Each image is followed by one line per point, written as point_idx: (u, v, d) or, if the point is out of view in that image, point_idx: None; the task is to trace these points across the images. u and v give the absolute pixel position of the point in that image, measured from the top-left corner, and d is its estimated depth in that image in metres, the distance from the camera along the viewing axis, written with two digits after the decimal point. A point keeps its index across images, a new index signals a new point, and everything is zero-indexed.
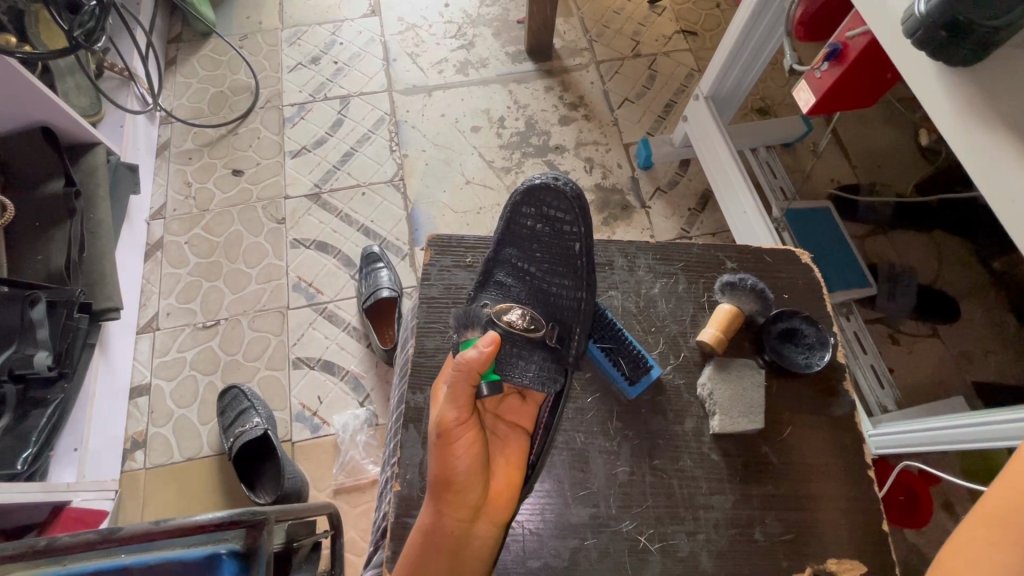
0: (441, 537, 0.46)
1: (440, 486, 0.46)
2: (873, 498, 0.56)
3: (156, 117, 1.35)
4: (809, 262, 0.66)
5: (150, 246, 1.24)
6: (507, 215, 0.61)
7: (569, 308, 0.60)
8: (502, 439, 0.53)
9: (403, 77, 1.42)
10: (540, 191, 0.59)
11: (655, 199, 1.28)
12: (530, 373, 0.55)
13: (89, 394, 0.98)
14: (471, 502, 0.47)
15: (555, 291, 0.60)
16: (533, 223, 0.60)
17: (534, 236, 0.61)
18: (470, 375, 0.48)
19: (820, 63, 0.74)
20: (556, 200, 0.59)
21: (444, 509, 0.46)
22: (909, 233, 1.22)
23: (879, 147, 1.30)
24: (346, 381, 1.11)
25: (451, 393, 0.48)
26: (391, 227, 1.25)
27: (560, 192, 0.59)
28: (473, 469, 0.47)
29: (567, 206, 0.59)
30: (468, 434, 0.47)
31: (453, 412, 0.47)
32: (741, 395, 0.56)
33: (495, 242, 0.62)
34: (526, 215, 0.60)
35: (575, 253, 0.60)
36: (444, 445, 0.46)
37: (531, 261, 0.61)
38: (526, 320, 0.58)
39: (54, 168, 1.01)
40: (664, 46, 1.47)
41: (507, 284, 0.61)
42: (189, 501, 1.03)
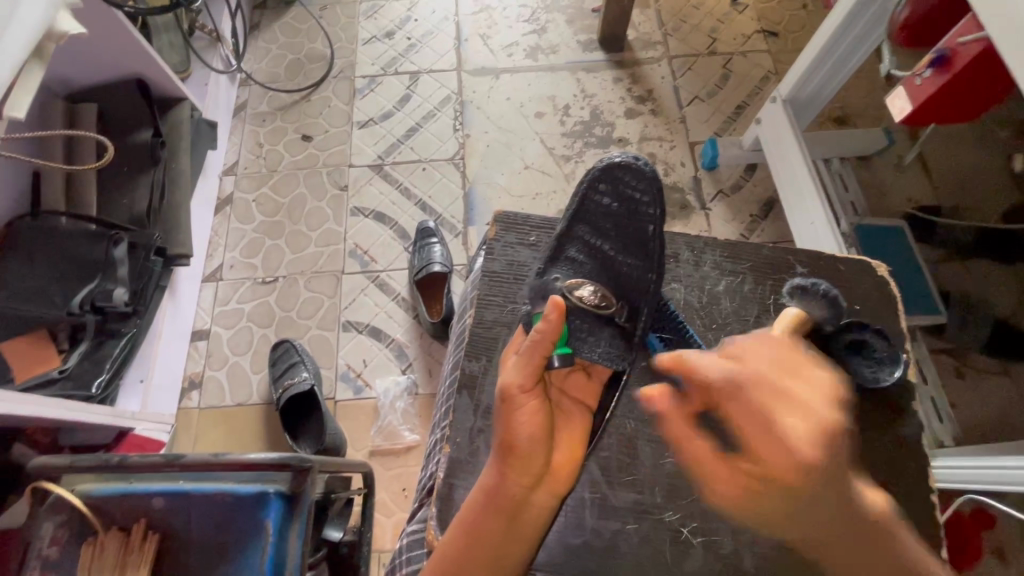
0: (500, 498, 0.47)
1: (505, 448, 0.47)
2: (933, 525, 0.54)
3: (236, 78, 1.42)
4: (885, 275, 0.63)
5: (220, 201, 1.30)
6: (581, 191, 0.61)
7: (639, 288, 0.60)
8: (566, 414, 0.53)
9: (473, 57, 1.43)
10: (619, 170, 0.60)
11: (716, 200, 1.25)
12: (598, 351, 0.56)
13: (157, 333, 1.06)
14: (534, 470, 0.47)
15: (625, 270, 0.60)
16: (607, 200, 0.61)
17: (608, 214, 0.61)
18: (542, 346, 0.49)
19: (922, 69, 0.69)
20: (633, 179, 0.60)
21: (506, 472, 0.47)
22: (990, 262, 1.14)
23: (966, 168, 1.23)
24: (391, 349, 1.14)
25: (524, 360, 0.49)
26: (447, 205, 1.27)
27: (639, 173, 0.60)
28: (538, 439, 0.47)
29: (645, 187, 0.60)
30: (535, 404, 0.48)
31: (525, 379, 0.48)
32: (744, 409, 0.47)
33: (568, 218, 0.61)
34: (599, 193, 0.61)
35: (649, 234, 0.60)
36: (512, 408, 0.47)
37: (604, 239, 0.61)
38: (597, 297, 0.58)
39: (144, 117, 1.07)
40: (743, 45, 1.42)
41: (575, 259, 0.61)
42: (236, 443, 1.09)
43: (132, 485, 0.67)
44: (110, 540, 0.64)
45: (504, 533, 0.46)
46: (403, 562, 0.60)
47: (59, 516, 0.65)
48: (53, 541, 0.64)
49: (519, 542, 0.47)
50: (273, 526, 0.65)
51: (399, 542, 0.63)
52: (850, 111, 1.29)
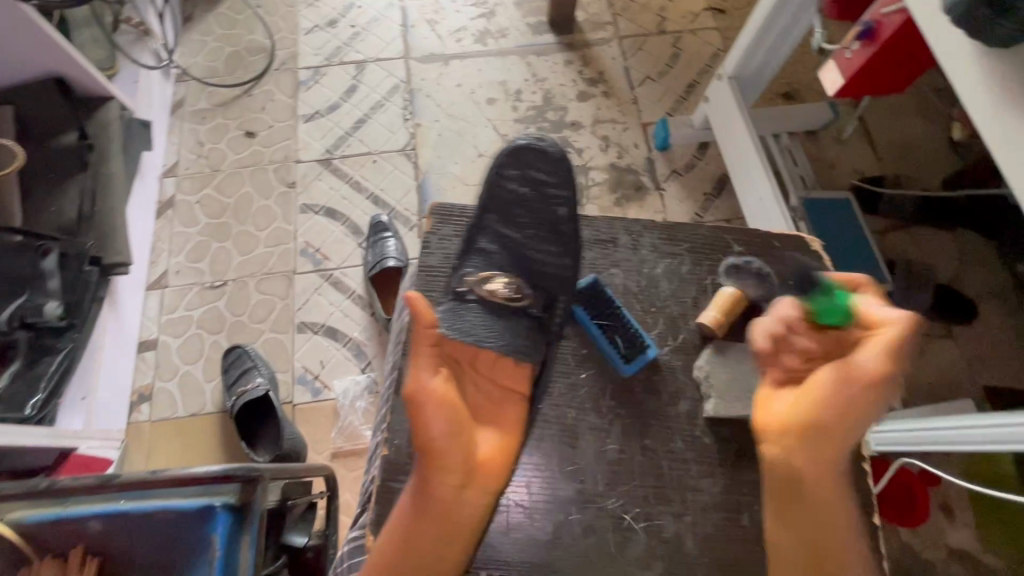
0: (430, 499, 0.49)
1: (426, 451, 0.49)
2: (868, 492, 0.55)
3: (171, 74, 1.35)
4: (818, 250, 0.64)
5: (162, 204, 1.24)
6: (491, 178, 0.60)
7: (555, 276, 0.59)
8: (494, 405, 0.55)
9: (420, 43, 1.39)
10: (526, 153, 0.59)
11: (670, 180, 1.25)
12: (502, 343, 0.56)
13: (98, 346, 1.01)
14: (453, 466, 0.49)
15: (539, 259, 0.60)
16: (517, 186, 0.60)
17: (519, 201, 0.60)
18: (427, 342, 0.51)
19: (851, 42, 0.70)
20: (540, 161, 0.59)
21: (428, 474, 0.49)
22: (932, 230, 1.18)
23: (907, 139, 1.26)
24: (348, 348, 1.12)
25: (426, 355, 0.51)
26: (400, 197, 1.24)
27: (546, 156, 0.59)
28: (449, 434, 0.50)
29: (556, 170, 0.60)
30: (438, 402, 0.50)
31: (431, 378, 0.50)
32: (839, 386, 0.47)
33: (478, 211, 0.60)
34: (509, 180, 0.60)
35: (561, 218, 0.59)
36: (421, 411, 0.49)
37: (515, 229, 0.60)
38: (508, 290, 0.58)
39: (68, 120, 1.01)
40: (691, 23, 1.42)
41: (484, 253, 0.60)
42: (191, 454, 1.05)
43: (66, 510, 0.63)
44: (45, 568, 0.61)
45: (438, 532, 0.49)
46: (348, 570, 0.58)
47: None
48: None
49: (458, 540, 0.49)
50: (221, 539, 0.62)
51: (343, 549, 0.61)
52: (796, 87, 1.31)
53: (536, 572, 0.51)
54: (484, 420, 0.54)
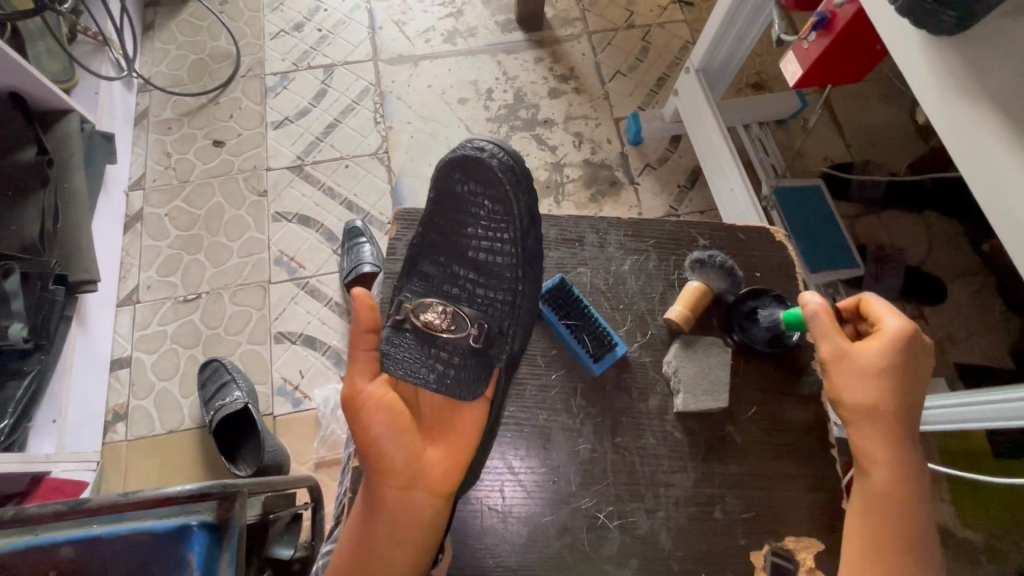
0: (377, 504, 0.48)
1: (368, 456, 0.49)
2: (836, 478, 0.56)
3: (134, 85, 1.32)
4: (784, 240, 0.65)
5: (130, 218, 1.22)
6: (434, 195, 0.57)
7: (500, 304, 0.56)
8: (449, 407, 0.53)
9: (389, 45, 1.38)
10: (467, 167, 0.55)
11: (644, 175, 1.26)
12: (439, 373, 0.54)
13: (67, 366, 0.98)
14: (397, 470, 0.49)
15: (481, 286, 0.57)
16: (463, 206, 0.56)
17: (462, 222, 0.57)
18: (368, 342, 0.52)
19: (808, 32, 0.71)
20: (482, 177, 0.55)
21: (374, 479, 0.49)
22: (900, 213, 1.20)
23: (873, 125, 1.28)
24: (327, 356, 1.11)
25: (365, 363, 0.52)
26: (375, 201, 1.23)
27: (491, 170, 0.55)
28: (389, 436, 0.49)
29: (505, 184, 0.55)
30: (376, 405, 0.50)
31: (367, 382, 0.51)
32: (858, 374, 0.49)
33: (423, 229, 0.58)
34: (458, 197, 0.56)
35: (505, 242, 0.56)
36: (359, 416, 0.50)
37: (460, 251, 0.57)
38: (445, 318, 0.56)
39: (25, 135, 0.99)
40: (659, 17, 1.42)
41: (426, 275, 0.58)
42: (170, 472, 1.03)
43: (37, 537, 0.61)
44: None
45: (389, 537, 0.47)
46: None
47: None
48: None
49: (412, 544, 0.48)
50: (198, 560, 0.62)
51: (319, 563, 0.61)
52: (765, 77, 1.32)
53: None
54: (435, 420, 0.53)
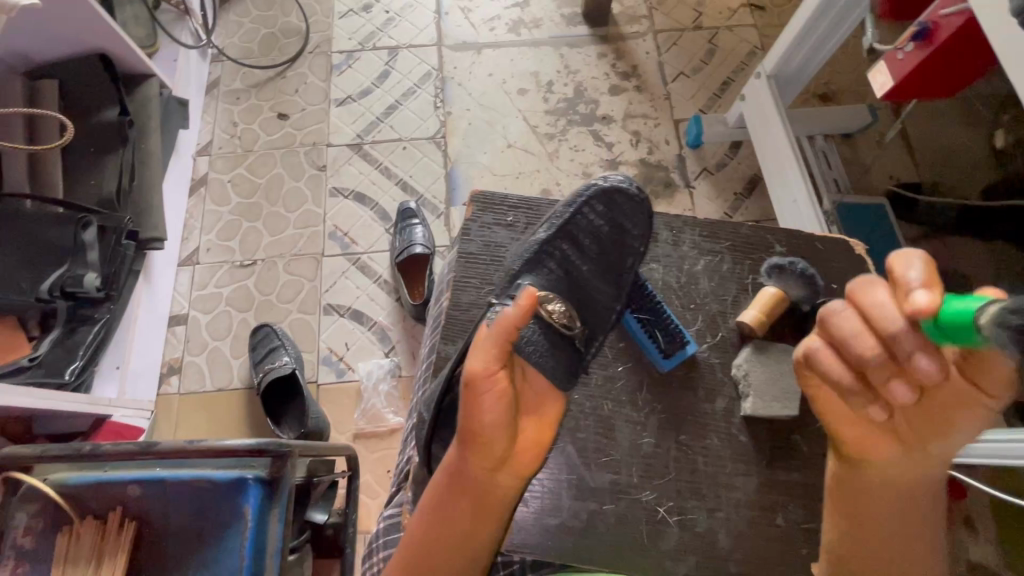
0: (465, 477, 0.47)
1: (467, 435, 0.45)
2: None
3: (208, 55, 1.37)
4: (864, 253, 0.64)
5: (195, 182, 1.26)
6: (572, 206, 0.57)
7: (602, 312, 0.55)
8: (542, 398, 0.48)
9: (454, 32, 1.39)
10: (613, 193, 0.57)
11: (700, 179, 1.24)
12: (553, 366, 0.49)
13: (133, 318, 1.03)
14: (496, 454, 0.46)
15: (594, 294, 0.55)
16: (594, 219, 0.57)
17: (592, 232, 0.57)
18: (508, 331, 0.44)
19: (905, 43, 0.68)
20: (626, 206, 0.57)
21: (468, 455, 0.46)
22: (969, 240, 1.16)
23: (947, 146, 1.23)
24: (373, 332, 1.13)
25: (494, 346, 0.44)
26: (429, 184, 1.25)
27: (634, 198, 0.57)
28: (498, 424, 0.45)
29: (637, 212, 0.57)
30: (496, 387, 0.44)
31: (492, 366, 0.44)
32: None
33: (556, 228, 0.56)
34: (592, 207, 0.57)
35: (627, 266, 0.57)
36: (473, 403, 0.44)
37: (587, 257, 0.56)
38: (564, 315, 0.51)
39: (110, 95, 1.03)
40: (728, 20, 1.39)
41: (549, 267, 0.55)
42: (217, 428, 1.08)
43: (107, 473, 0.66)
44: (85, 530, 0.64)
45: (472, 505, 0.47)
46: (379, 546, 0.60)
47: (31, 507, 0.65)
48: (26, 530, 0.64)
49: (490, 515, 0.48)
50: (252, 512, 0.64)
51: (375, 527, 0.63)
52: (834, 88, 1.29)
53: (568, 557, 0.52)
54: (529, 408, 0.48)
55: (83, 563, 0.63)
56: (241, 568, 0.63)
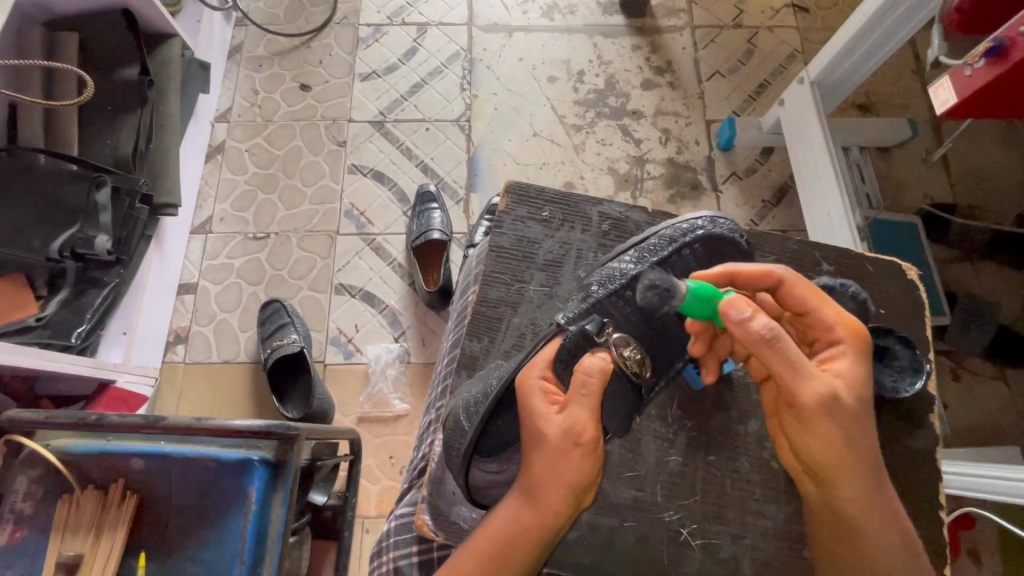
0: (536, 529, 0.44)
1: (548, 489, 0.44)
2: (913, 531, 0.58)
3: (232, 18, 1.33)
4: (913, 279, 0.65)
5: (212, 149, 1.24)
6: (679, 241, 0.54)
7: (668, 350, 0.55)
8: None
9: (485, 12, 1.34)
10: (720, 239, 0.55)
11: (728, 183, 1.21)
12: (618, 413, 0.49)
13: (143, 284, 1.02)
14: (574, 503, 0.44)
15: (668, 331, 0.54)
16: (692, 260, 0.54)
17: (686, 273, 0.54)
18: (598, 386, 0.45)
19: (975, 59, 0.64)
20: (726, 253, 0.55)
21: (546, 507, 0.44)
22: (1001, 267, 1.13)
23: (988, 168, 1.19)
24: (384, 315, 1.11)
25: (596, 406, 0.45)
26: (450, 168, 1.22)
27: (739, 249, 0.55)
28: (587, 478, 0.44)
29: (735, 262, 0.55)
30: (593, 448, 0.44)
31: (594, 427, 0.44)
32: (846, 420, 0.45)
33: (651, 264, 0.53)
34: (693, 249, 0.54)
35: None
36: (563, 460, 0.43)
37: None
38: (637, 357, 0.50)
39: (130, 52, 1.00)
40: (770, 20, 1.34)
41: (632, 302, 0.52)
42: (220, 401, 1.06)
43: (110, 444, 0.64)
44: (86, 498, 0.63)
45: (530, 558, 0.45)
46: (390, 546, 0.61)
47: (32, 471, 0.64)
48: (26, 496, 0.63)
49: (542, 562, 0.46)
50: (256, 495, 0.63)
51: (386, 525, 0.63)
52: (874, 99, 1.24)
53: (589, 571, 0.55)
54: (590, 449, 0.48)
55: (82, 531, 0.62)
56: (242, 551, 0.62)
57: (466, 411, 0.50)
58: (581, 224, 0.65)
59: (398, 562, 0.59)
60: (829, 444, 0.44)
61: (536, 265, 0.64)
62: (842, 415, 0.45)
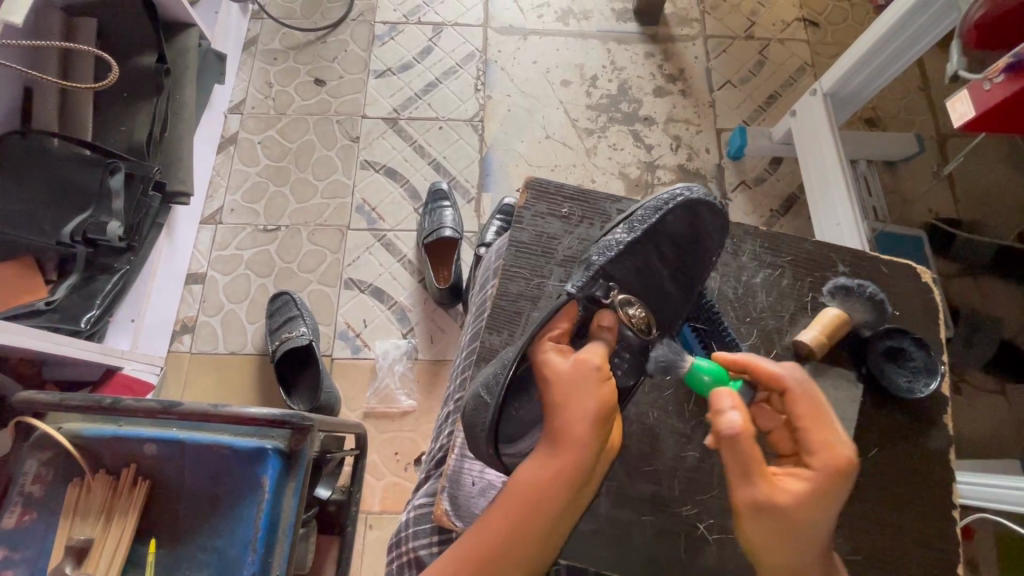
0: (566, 474, 0.44)
1: (572, 428, 0.44)
2: (927, 532, 0.58)
3: (249, 11, 1.33)
4: (927, 281, 0.65)
5: (224, 140, 1.24)
6: (658, 207, 0.56)
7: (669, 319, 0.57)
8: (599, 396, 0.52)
9: (501, 14, 1.35)
10: (699, 205, 0.56)
11: (738, 192, 1.22)
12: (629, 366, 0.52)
13: (152, 272, 1.01)
14: (600, 444, 0.45)
15: (664, 299, 0.56)
16: (677, 225, 0.56)
17: (674, 239, 0.56)
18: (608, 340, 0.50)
19: (994, 74, 0.65)
20: (710, 217, 0.57)
21: (571, 450, 0.44)
22: (1004, 282, 1.14)
23: (991, 184, 1.21)
24: (393, 311, 1.11)
25: (604, 350, 0.48)
26: (462, 167, 1.22)
27: (717, 211, 0.57)
28: (608, 413, 0.45)
29: (717, 224, 0.58)
30: (607, 383, 0.46)
31: (603, 363, 0.46)
32: (780, 528, 0.43)
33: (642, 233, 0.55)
34: (675, 216, 0.56)
35: (701, 276, 0.58)
36: (577, 391, 0.45)
37: (664, 263, 0.56)
38: (641, 317, 0.52)
39: (148, 40, 1.00)
40: (782, 33, 1.36)
41: (628, 271, 0.54)
42: (226, 392, 1.06)
43: (123, 429, 0.64)
44: (97, 482, 0.62)
45: (564, 495, 0.44)
46: (409, 536, 0.61)
47: (43, 454, 0.63)
48: (36, 479, 0.63)
49: (580, 503, 0.46)
50: (270, 483, 0.62)
51: (404, 515, 0.63)
52: (882, 114, 1.26)
53: (605, 565, 0.55)
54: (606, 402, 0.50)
55: (92, 515, 0.62)
56: (254, 539, 0.62)
57: (488, 386, 0.50)
58: (600, 220, 0.65)
59: (417, 552, 0.59)
60: (753, 535, 0.44)
61: (555, 261, 0.64)
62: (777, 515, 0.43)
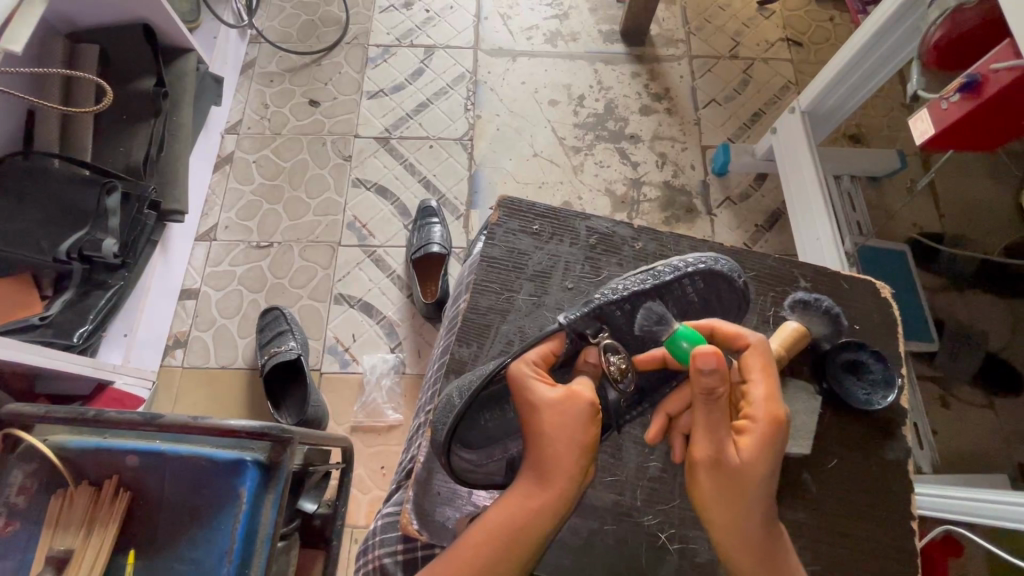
0: (549, 499, 0.45)
1: (556, 453, 0.45)
2: (888, 540, 0.59)
3: (247, 36, 1.38)
4: (887, 297, 0.67)
5: (221, 159, 1.27)
6: (678, 271, 0.54)
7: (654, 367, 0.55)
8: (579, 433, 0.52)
9: (491, 37, 1.39)
10: (721, 279, 0.55)
11: (722, 208, 1.24)
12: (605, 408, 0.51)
13: (145, 288, 1.04)
14: (583, 471, 0.46)
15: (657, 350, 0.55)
16: (692, 293, 0.54)
17: (686, 304, 0.55)
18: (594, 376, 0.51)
19: (950, 93, 0.68)
20: (726, 291, 0.56)
21: (555, 474, 0.45)
22: (988, 296, 1.15)
23: (974, 200, 1.22)
24: (381, 326, 1.13)
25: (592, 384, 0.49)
26: (451, 185, 1.25)
27: (740, 292, 0.57)
28: (590, 442, 0.46)
29: (730, 297, 0.56)
30: (592, 415, 0.46)
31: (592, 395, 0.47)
32: (729, 485, 0.44)
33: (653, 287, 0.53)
34: (694, 284, 0.54)
35: None
36: (566, 423, 0.45)
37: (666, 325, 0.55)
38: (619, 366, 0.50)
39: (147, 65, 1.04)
40: (765, 52, 1.39)
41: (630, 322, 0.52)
42: (216, 406, 1.07)
43: (106, 441, 0.65)
44: (79, 495, 0.64)
45: (547, 525, 0.45)
46: (376, 544, 0.62)
47: (28, 466, 0.65)
48: (21, 490, 0.64)
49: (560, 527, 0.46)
50: (247, 494, 0.63)
51: (373, 523, 0.65)
52: (865, 130, 1.28)
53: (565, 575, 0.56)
54: None
55: (73, 527, 0.63)
56: (230, 550, 0.63)
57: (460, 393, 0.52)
58: (570, 237, 0.67)
59: (383, 559, 0.60)
60: (702, 485, 0.45)
61: (525, 275, 0.66)
62: (726, 470, 0.44)
